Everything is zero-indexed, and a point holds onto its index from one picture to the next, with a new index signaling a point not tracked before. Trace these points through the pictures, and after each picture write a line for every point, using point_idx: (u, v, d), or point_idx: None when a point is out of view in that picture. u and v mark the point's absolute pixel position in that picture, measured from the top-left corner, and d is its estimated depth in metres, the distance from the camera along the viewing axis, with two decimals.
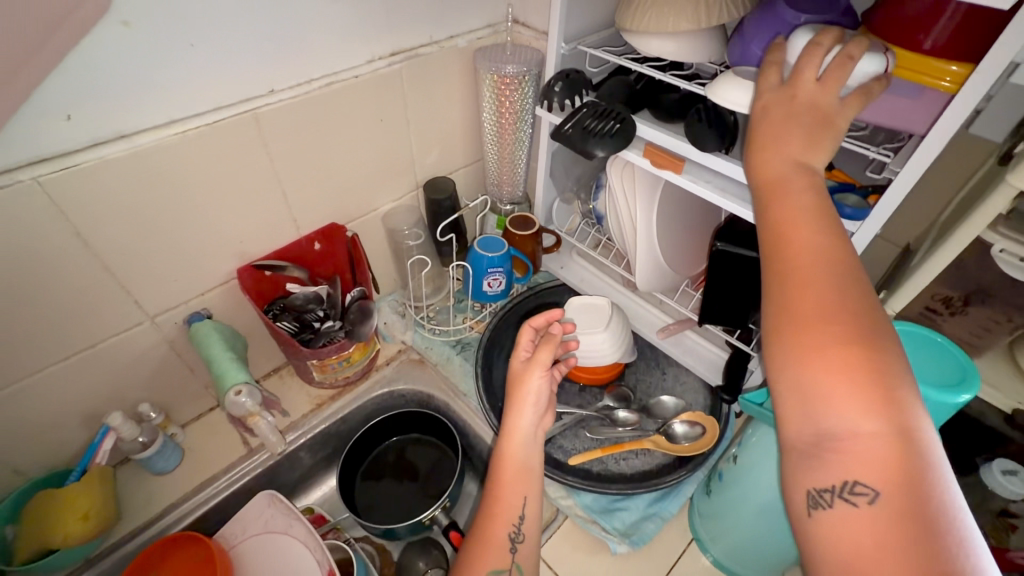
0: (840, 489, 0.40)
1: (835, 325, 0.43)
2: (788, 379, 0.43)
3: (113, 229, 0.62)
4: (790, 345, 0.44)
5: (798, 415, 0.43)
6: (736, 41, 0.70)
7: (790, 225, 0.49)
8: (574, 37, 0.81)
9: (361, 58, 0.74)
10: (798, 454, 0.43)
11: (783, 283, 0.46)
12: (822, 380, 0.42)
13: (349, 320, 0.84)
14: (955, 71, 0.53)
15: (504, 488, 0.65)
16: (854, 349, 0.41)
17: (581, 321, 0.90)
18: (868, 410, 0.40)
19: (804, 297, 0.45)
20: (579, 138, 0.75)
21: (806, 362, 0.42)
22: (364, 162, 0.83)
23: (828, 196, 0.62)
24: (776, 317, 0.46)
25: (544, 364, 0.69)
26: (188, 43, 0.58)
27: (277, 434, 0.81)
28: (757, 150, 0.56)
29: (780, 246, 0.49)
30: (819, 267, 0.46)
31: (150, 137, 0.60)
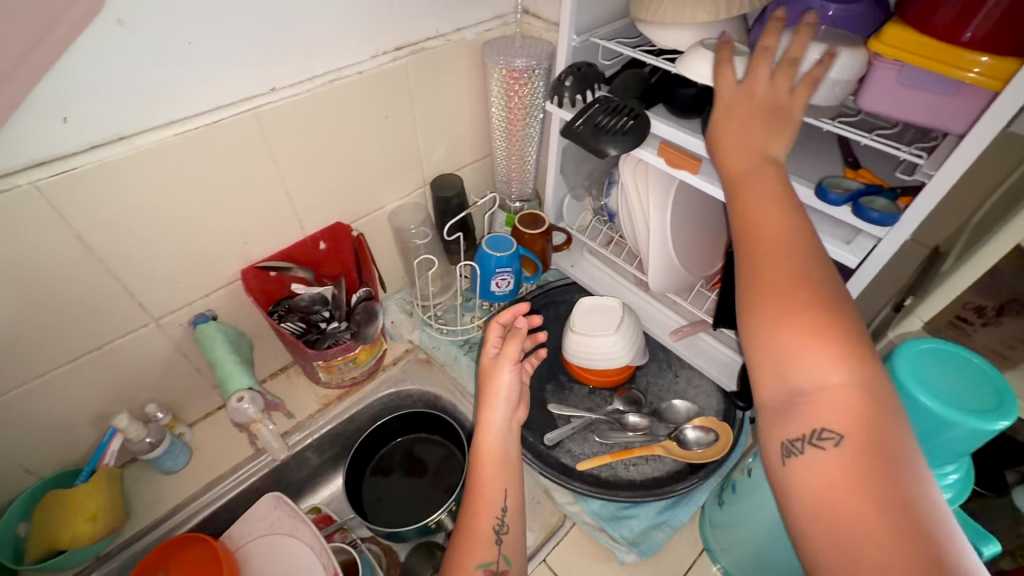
0: (810, 436, 0.39)
1: (799, 291, 0.43)
2: (759, 341, 0.43)
3: (116, 232, 0.61)
4: (757, 309, 0.44)
5: (768, 372, 0.42)
6: (758, 30, 0.69)
7: (752, 202, 0.51)
8: (586, 29, 0.77)
9: (365, 53, 0.71)
10: (770, 410, 0.42)
11: (752, 260, 0.47)
12: (792, 339, 0.41)
13: (355, 321, 0.84)
14: (987, 63, 0.50)
15: (484, 483, 0.64)
16: (819, 310, 0.42)
17: (592, 321, 0.87)
18: (836, 362, 0.40)
19: (770, 268, 0.45)
20: (591, 135, 0.72)
21: (778, 326, 0.42)
22: (369, 160, 0.81)
23: (854, 198, 0.57)
24: (748, 288, 0.45)
25: (511, 358, 0.67)
26: (186, 42, 0.56)
27: (282, 440, 0.80)
28: (720, 135, 0.57)
29: (752, 224, 0.49)
30: (779, 237, 0.47)
31: (150, 139, 0.58)
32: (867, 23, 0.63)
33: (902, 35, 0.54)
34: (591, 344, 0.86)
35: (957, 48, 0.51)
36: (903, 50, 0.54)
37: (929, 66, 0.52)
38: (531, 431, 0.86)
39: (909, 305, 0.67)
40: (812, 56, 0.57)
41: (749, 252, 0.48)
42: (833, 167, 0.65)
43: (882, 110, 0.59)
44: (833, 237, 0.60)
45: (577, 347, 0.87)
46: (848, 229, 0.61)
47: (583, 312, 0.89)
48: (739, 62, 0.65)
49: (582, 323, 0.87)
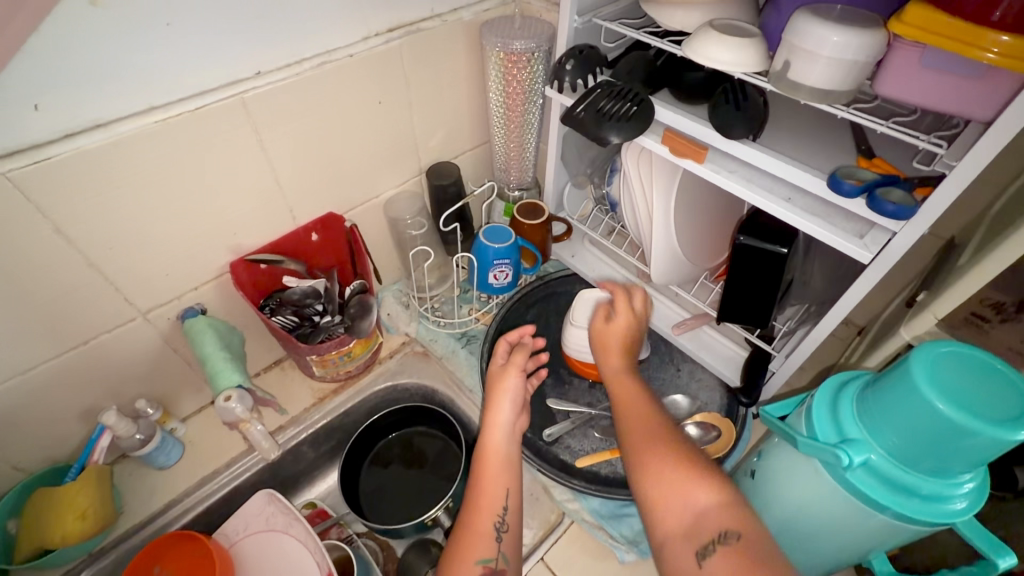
0: (718, 539, 0.50)
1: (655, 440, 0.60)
2: (650, 493, 0.56)
3: (97, 224, 0.59)
4: (653, 482, 0.57)
5: (666, 514, 0.55)
6: (771, 10, 0.65)
7: (623, 399, 0.67)
8: (588, 9, 0.73)
9: (356, 35, 0.68)
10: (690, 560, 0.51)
11: (631, 441, 0.62)
12: (667, 472, 0.56)
13: (349, 315, 0.82)
14: (1006, 43, 0.46)
15: (488, 478, 0.65)
16: (675, 448, 0.59)
17: (594, 313, 0.85)
18: (703, 486, 0.55)
19: (655, 464, 0.58)
20: (592, 122, 0.68)
21: (666, 483, 0.56)
22: (363, 147, 0.78)
23: (869, 190, 0.54)
24: (632, 461, 0.60)
25: (516, 365, 0.72)
26: (165, 22, 0.53)
27: (271, 440, 0.78)
28: (602, 351, 0.74)
29: (639, 441, 0.61)
30: (644, 413, 0.64)
31: (130, 126, 0.55)
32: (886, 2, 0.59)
33: (921, 11, 0.51)
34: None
35: (982, 28, 0.47)
36: (923, 30, 0.51)
37: (953, 48, 0.49)
38: (529, 426, 0.84)
39: (923, 300, 0.65)
40: (834, 38, 0.54)
41: (640, 474, 0.58)
42: (846, 155, 0.62)
43: (900, 95, 0.56)
44: (845, 231, 0.57)
45: (579, 340, 0.84)
46: (861, 221, 0.59)
47: (584, 303, 0.86)
48: (750, 44, 0.61)
49: (585, 315, 0.85)
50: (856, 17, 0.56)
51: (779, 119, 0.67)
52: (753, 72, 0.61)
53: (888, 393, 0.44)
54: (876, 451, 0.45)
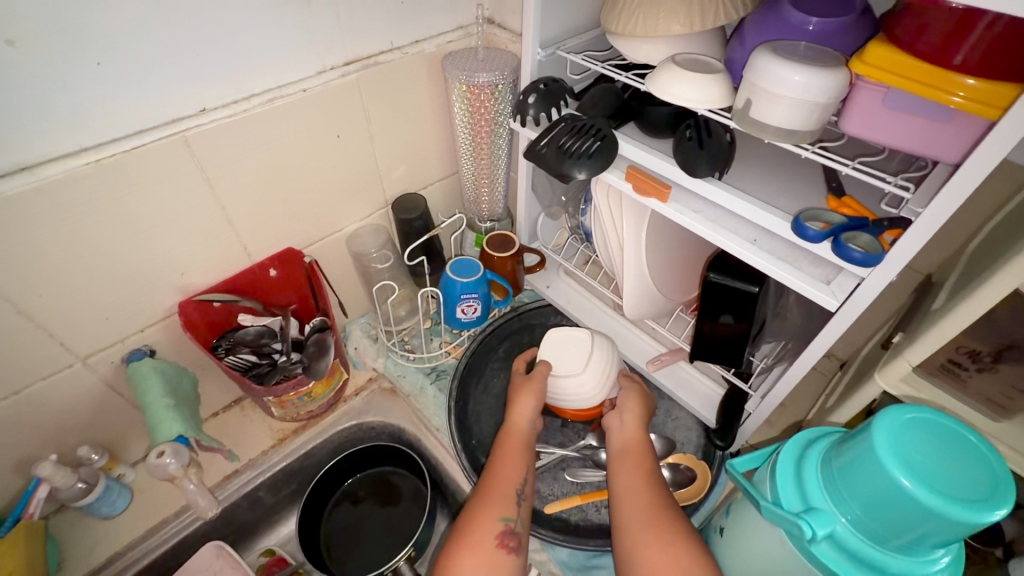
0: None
1: (650, 489, 0.64)
2: (641, 561, 0.58)
3: (24, 270, 0.56)
4: (648, 551, 0.58)
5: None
6: (736, 47, 0.63)
7: (628, 458, 0.69)
8: (552, 41, 0.72)
9: (310, 69, 0.66)
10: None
11: (622, 498, 0.64)
12: (666, 547, 0.57)
13: (307, 354, 0.79)
14: (973, 86, 0.45)
15: (509, 456, 0.71)
16: (669, 526, 0.60)
17: (564, 357, 0.80)
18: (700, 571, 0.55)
19: (643, 517, 0.61)
20: (554, 158, 0.66)
21: (662, 559, 0.57)
22: (321, 182, 0.76)
23: (836, 235, 0.52)
24: (626, 516, 0.62)
25: (544, 374, 0.78)
26: (94, 62, 0.50)
27: (210, 496, 0.72)
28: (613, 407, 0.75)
29: (631, 482, 0.65)
30: (646, 477, 0.66)
31: (59, 168, 0.53)
32: (851, 39, 0.57)
33: (882, 51, 0.49)
34: (571, 382, 0.79)
35: (944, 70, 0.46)
36: (885, 70, 0.49)
37: (920, 92, 0.47)
38: None
39: (899, 343, 0.62)
40: (795, 77, 0.52)
41: (628, 522, 0.61)
42: (814, 195, 0.60)
43: (864, 134, 0.53)
44: (811, 275, 0.55)
45: (559, 391, 0.80)
46: (829, 265, 0.56)
47: (549, 348, 0.82)
48: (715, 79, 0.59)
49: (554, 361, 0.80)
50: (816, 54, 0.54)
51: (746, 155, 0.65)
52: (717, 108, 0.59)
53: (854, 462, 0.40)
54: (841, 523, 0.41)
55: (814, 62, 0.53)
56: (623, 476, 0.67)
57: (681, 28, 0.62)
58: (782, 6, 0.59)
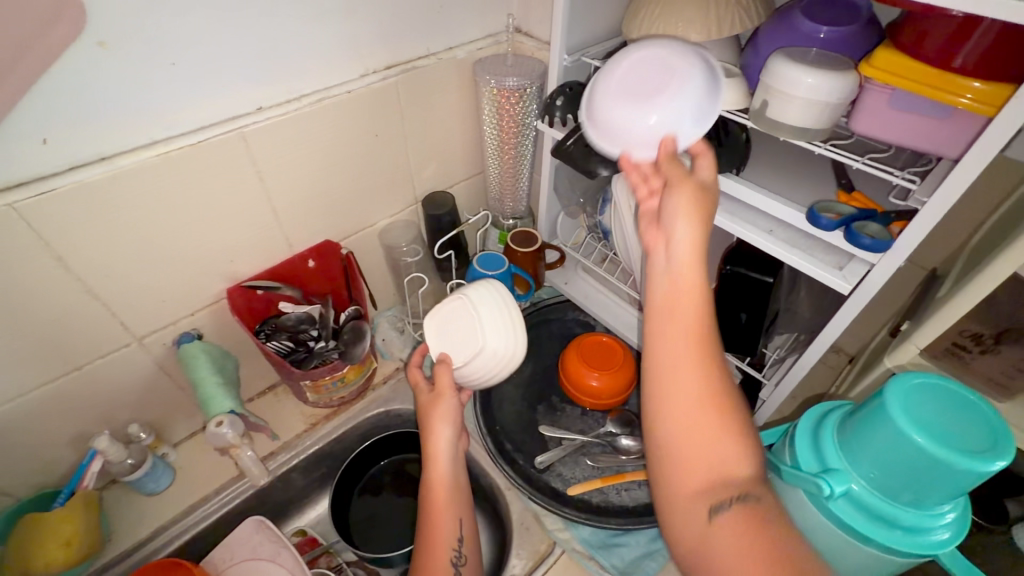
0: (738, 497, 0.44)
1: (703, 359, 0.50)
2: (669, 423, 0.49)
3: (96, 252, 0.60)
4: (678, 402, 0.49)
5: (688, 457, 0.48)
6: (751, 52, 0.68)
7: (675, 300, 0.51)
8: (578, 48, 0.77)
9: (354, 72, 0.71)
10: (699, 496, 0.46)
11: (663, 368, 0.50)
12: (705, 417, 0.48)
13: (343, 340, 0.84)
14: (978, 88, 0.49)
15: (437, 514, 0.69)
16: (725, 423, 0.48)
17: (461, 337, 0.75)
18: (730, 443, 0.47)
19: (689, 378, 0.49)
20: (581, 156, 0.71)
21: (694, 430, 0.48)
22: (358, 178, 0.80)
23: (847, 223, 0.56)
24: (661, 379, 0.50)
25: (449, 389, 0.73)
26: (169, 62, 0.55)
27: (261, 467, 0.79)
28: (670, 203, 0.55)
29: (675, 337, 0.50)
30: (693, 298, 0.51)
31: (133, 159, 0.58)
32: (859, 47, 0.62)
33: (891, 58, 0.54)
34: (480, 358, 0.73)
35: (950, 73, 0.50)
36: (894, 74, 0.53)
37: (925, 93, 0.52)
38: (521, 453, 0.85)
39: (907, 329, 0.66)
40: (808, 80, 0.56)
41: (670, 387, 0.49)
42: (825, 190, 0.64)
43: (873, 132, 0.58)
44: (823, 262, 0.59)
45: (477, 368, 0.74)
46: (840, 253, 0.60)
47: (437, 339, 0.76)
48: (732, 84, 0.65)
49: (449, 350, 0.75)
50: (826, 60, 0.59)
51: (760, 154, 0.70)
52: (734, 109, 0.65)
53: (871, 424, 0.44)
54: (856, 482, 0.45)
55: (824, 67, 0.57)
56: (668, 340, 0.51)
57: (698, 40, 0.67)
58: (795, 16, 0.64)
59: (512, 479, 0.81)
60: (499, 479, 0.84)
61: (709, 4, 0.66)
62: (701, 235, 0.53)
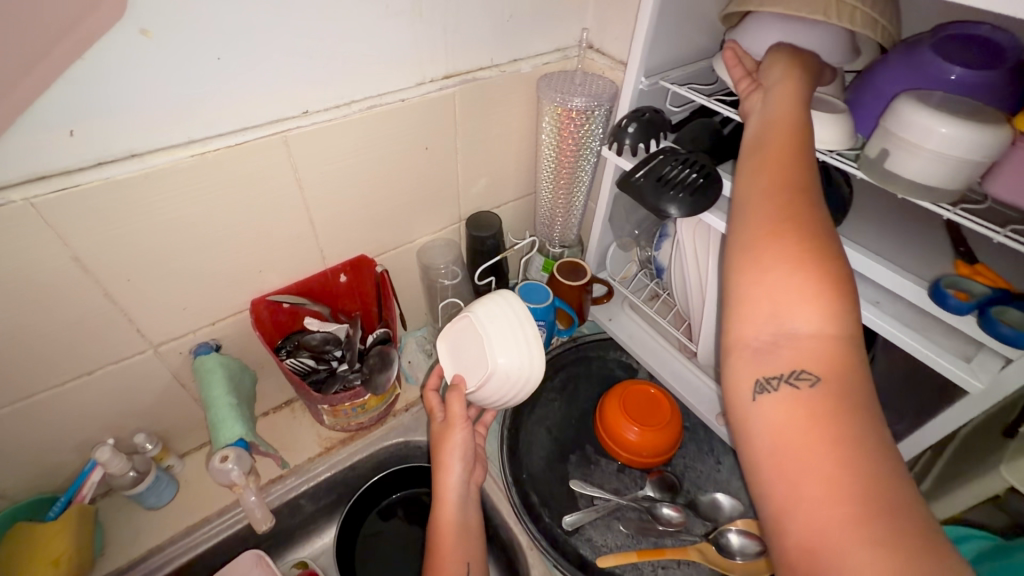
0: (787, 374, 0.36)
1: (780, 183, 0.43)
2: (732, 265, 0.42)
3: (118, 254, 0.56)
4: (745, 250, 0.41)
5: (755, 313, 0.39)
6: (860, 88, 0.59)
7: (764, 147, 0.46)
8: (657, 71, 0.69)
9: (411, 80, 0.65)
10: (749, 351, 0.39)
11: (737, 203, 0.45)
12: (771, 257, 0.40)
13: (368, 366, 0.76)
14: None
15: (444, 559, 0.64)
16: (798, 249, 0.39)
17: (472, 358, 0.66)
18: (799, 287, 0.38)
19: (760, 210, 0.42)
20: (651, 190, 0.62)
21: (757, 265, 0.40)
22: (401, 193, 0.74)
23: (982, 308, 0.46)
24: (733, 219, 0.44)
25: (460, 418, 0.66)
26: (214, 57, 0.50)
27: (265, 509, 0.71)
28: (780, 76, 0.52)
29: (759, 171, 0.44)
30: (778, 145, 0.45)
31: (165, 158, 0.53)
32: (1005, 93, 0.52)
33: None
34: (491, 381, 0.64)
35: None
36: None
37: None
38: (547, 509, 0.77)
39: None
40: (941, 130, 0.47)
41: (742, 217, 0.43)
42: (940, 260, 0.54)
43: (1014, 197, 0.49)
44: (945, 349, 0.49)
45: (495, 390, 0.65)
46: (965, 340, 0.50)
47: (452, 362, 0.69)
48: (838, 121, 0.55)
49: (462, 373, 0.67)
50: (966, 107, 0.50)
51: (861, 209, 0.61)
52: (831, 150, 0.55)
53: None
54: None
55: (959, 117, 0.48)
56: (743, 168, 0.46)
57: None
58: (923, 51, 0.54)
59: (537, 541, 0.73)
60: (522, 537, 0.75)
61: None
62: (800, 90, 0.51)
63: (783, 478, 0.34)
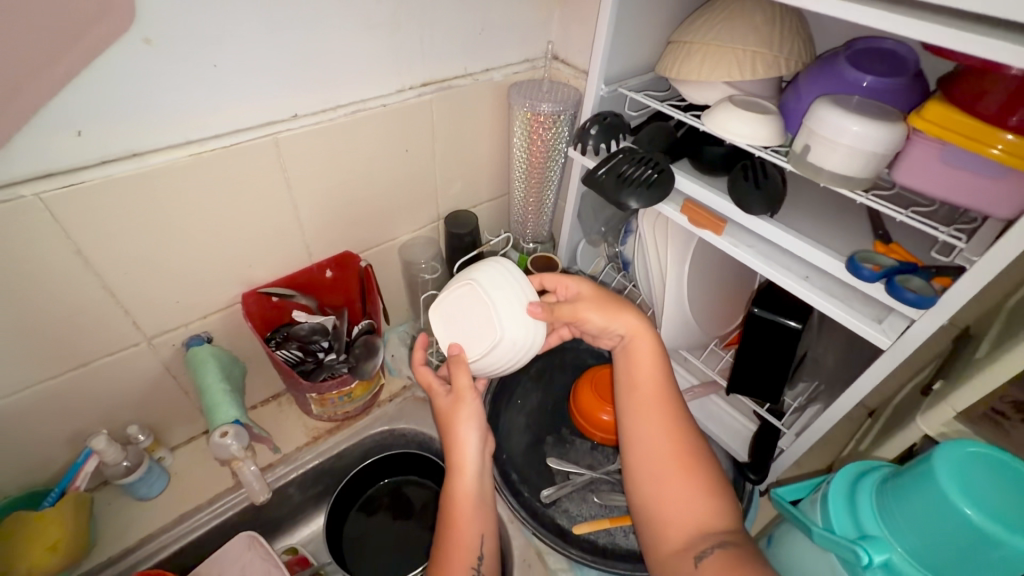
0: (713, 545, 0.58)
1: (674, 431, 0.67)
2: (648, 502, 0.64)
3: (117, 247, 0.59)
4: (648, 476, 0.65)
5: (670, 533, 0.61)
6: (790, 93, 0.67)
7: (647, 382, 0.70)
8: (615, 79, 0.76)
9: (391, 87, 0.70)
10: (676, 551, 0.59)
11: (650, 488, 0.64)
12: (678, 493, 0.63)
13: (354, 355, 0.82)
14: (1011, 141, 0.48)
15: (460, 528, 0.67)
16: (692, 481, 0.63)
17: (473, 328, 0.68)
18: (697, 488, 0.63)
19: (666, 455, 0.65)
20: (612, 186, 0.69)
21: (667, 491, 0.63)
22: (384, 193, 0.80)
23: (888, 276, 0.54)
24: (639, 458, 0.66)
25: (468, 391, 0.69)
26: (212, 64, 0.55)
27: (264, 481, 0.74)
28: (651, 360, 0.70)
29: (643, 416, 0.68)
30: (661, 410, 0.68)
31: (165, 157, 0.57)
32: (908, 96, 0.61)
33: (943, 112, 0.52)
34: (497, 349, 0.66)
35: (996, 129, 0.49)
36: (940, 127, 0.52)
37: (963, 143, 0.51)
38: (527, 486, 0.82)
39: (938, 390, 0.64)
40: (852, 128, 0.55)
41: (647, 451, 0.66)
42: (861, 239, 0.62)
43: (918, 184, 0.57)
44: (862, 313, 0.57)
45: (499, 358, 0.67)
46: (879, 305, 0.58)
47: (448, 332, 0.70)
48: (766, 122, 0.63)
49: (462, 342, 0.69)
50: (873, 108, 0.58)
51: (796, 200, 0.69)
52: (761, 146, 0.63)
53: (941, 526, 0.46)
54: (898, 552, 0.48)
55: (869, 116, 0.56)
56: (642, 430, 0.68)
57: (752, 47, 0.66)
58: (840, 62, 0.63)
59: (517, 513, 0.78)
60: (503, 511, 0.80)
61: (776, 24, 0.67)
62: (658, 350, 0.71)
63: None
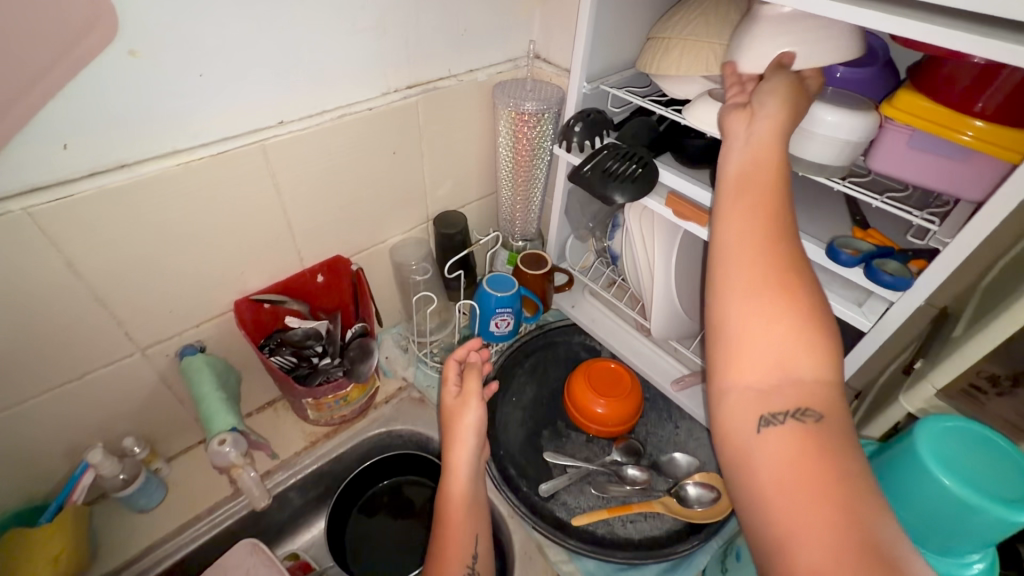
0: (794, 412, 0.39)
1: (779, 254, 0.44)
2: (722, 340, 0.44)
3: (108, 259, 0.59)
4: (735, 297, 0.44)
5: (743, 373, 0.42)
6: None
7: (755, 183, 0.47)
8: (596, 76, 0.78)
9: (377, 90, 0.71)
10: (750, 392, 0.42)
11: (726, 311, 0.44)
12: (772, 327, 0.42)
13: (348, 357, 0.82)
14: (981, 127, 0.50)
15: (454, 528, 0.67)
16: (795, 320, 0.42)
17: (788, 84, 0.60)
18: (795, 322, 0.42)
19: (760, 265, 0.44)
20: (599, 181, 0.70)
21: (752, 320, 0.43)
22: (373, 195, 0.80)
23: (866, 260, 0.56)
24: (725, 273, 0.45)
25: (473, 396, 0.73)
26: (197, 74, 0.55)
27: (263, 487, 0.76)
28: (763, 151, 0.48)
29: (742, 224, 0.46)
30: (770, 218, 0.45)
31: (154, 167, 0.57)
32: (879, 85, 0.63)
33: (912, 99, 0.54)
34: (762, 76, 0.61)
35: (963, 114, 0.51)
36: (910, 115, 0.54)
37: (936, 131, 0.53)
38: (525, 480, 0.83)
39: (919, 369, 0.67)
40: (827, 117, 0.57)
41: (737, 264, 0.44)
42: (841, 225, 0.64)
43: (890, 171, 0.59)
44: (843, 298, 0.59)
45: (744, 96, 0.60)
46: (858, 289, 0.60)
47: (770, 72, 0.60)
48: None
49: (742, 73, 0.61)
50: (845, 98, 0.60)
51: None
52: None
53: (957, 521, 0.47)
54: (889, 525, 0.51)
55: (845, 106, 0.57)
56: (740, 232, 0.45)
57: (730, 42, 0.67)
58: None
59: (517, 507, 0.79)
60: (502, 506, 0.82)
61: None
62: (785, 123, 0.50)
63: (784, 496, 0.37)
